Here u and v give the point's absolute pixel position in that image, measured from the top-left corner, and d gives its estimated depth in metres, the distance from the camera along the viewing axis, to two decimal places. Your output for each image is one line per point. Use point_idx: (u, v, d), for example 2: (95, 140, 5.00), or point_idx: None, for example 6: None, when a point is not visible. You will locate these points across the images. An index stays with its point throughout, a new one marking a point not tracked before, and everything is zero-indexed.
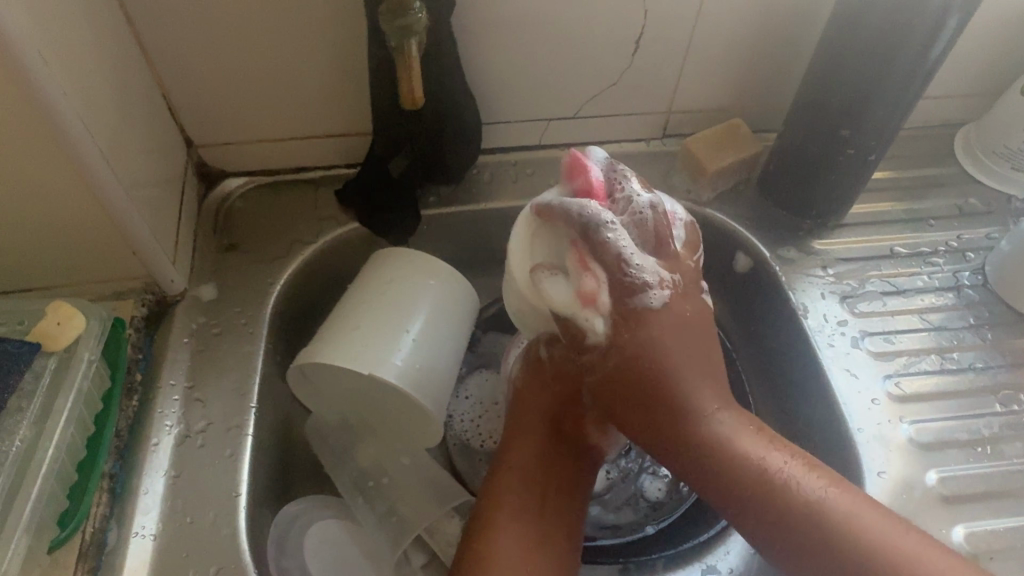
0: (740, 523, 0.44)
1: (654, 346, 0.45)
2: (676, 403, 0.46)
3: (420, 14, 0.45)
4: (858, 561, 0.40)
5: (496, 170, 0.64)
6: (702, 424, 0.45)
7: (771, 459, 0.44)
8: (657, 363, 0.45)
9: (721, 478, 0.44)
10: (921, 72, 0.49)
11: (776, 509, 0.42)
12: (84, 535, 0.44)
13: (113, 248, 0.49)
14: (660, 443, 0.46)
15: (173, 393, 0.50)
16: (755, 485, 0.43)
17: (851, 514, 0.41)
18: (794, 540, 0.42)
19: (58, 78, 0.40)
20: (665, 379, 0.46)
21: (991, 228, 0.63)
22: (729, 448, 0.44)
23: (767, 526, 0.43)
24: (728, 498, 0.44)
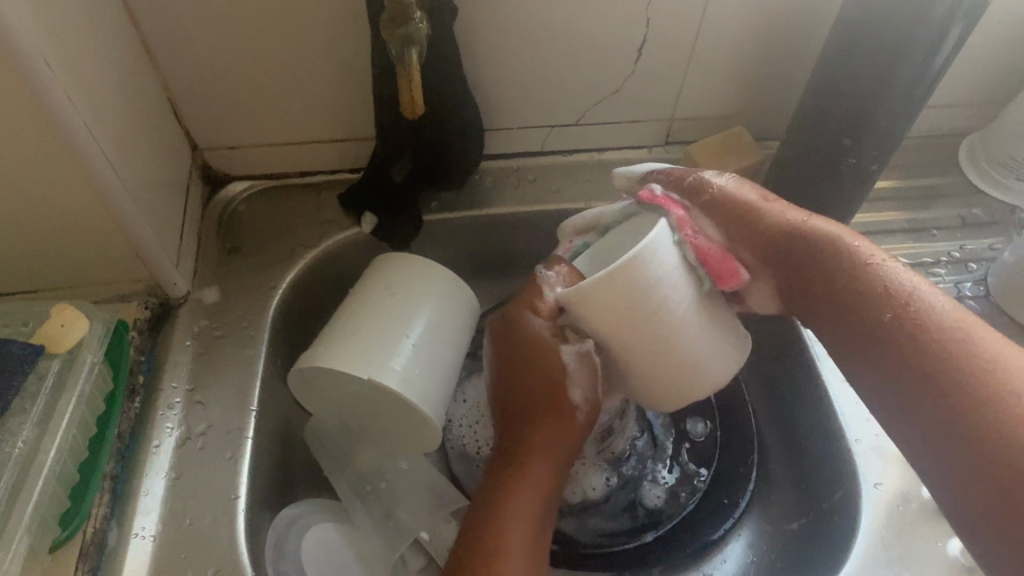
0: (847, 336, 0.44)
1: (765, 215, 0.48)
2: (793, 244, 0.47)
3: (421, 24, 0.46)
4: (948, 352, 0.39)
5: (498, 176, 0.64)
6: (778, 215, 0.48)
7: (888, 263, 0.44)
8: (795, 232, 0.47)
9: (857, 302, 0.44)
10: (921, 81, 0.49)
11: (875, 321, 0.42)
12: (85, 535, 0.44)
13: (117, 251, 0.49)
14: (807, 271, 0.46)
15: (174, 395, 0.51)
16: (868, 297, 0.43)
17: (956, 321, 0.40)
18: (885, 326, 0.42)
19: (64, 84, 0.40)
20: (779, 223, 0.48)
21: (995, 239, 0.62)
22: (841, 246, 0.45)
23: (862, 351, 0.43)
24: (832, 314, 0.45)
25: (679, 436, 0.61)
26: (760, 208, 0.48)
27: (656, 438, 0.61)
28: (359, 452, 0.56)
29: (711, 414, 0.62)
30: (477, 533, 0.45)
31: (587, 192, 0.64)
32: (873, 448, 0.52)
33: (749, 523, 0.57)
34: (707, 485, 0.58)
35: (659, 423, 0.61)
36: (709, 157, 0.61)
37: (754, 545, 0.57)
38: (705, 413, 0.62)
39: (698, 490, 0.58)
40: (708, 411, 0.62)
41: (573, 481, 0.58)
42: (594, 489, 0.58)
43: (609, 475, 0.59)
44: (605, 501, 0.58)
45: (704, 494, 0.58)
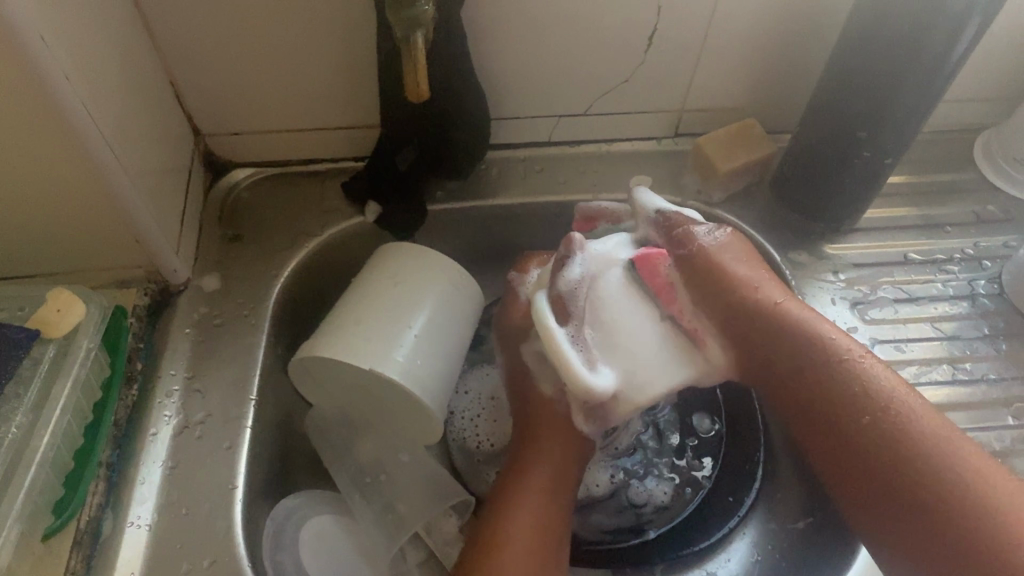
0: (829, 457, 0.46)
1: (837, 380, 0.46)
2: (824, 368, 0.47)
3: (427, 7, 0.45)
4: (932, 474, 0.42)
5: (504, 166, 0.63)
6: (808, 328, 0.48)
7: (877, 370, 0.46)
8: (809, 347, 0.47)
9: (845, 426, 0.45)
10: (940, 74, 0.48)
11: (888, 438, 0.44)
12: (79, 523, 0.43)
13: (116, 237, 0.49)
14: (806, 390, 0.48)
15: (173, 382, 0.50)
16: (850, 394, 0.46)
17: (988, 476, 0.41)
18: (876, 472, 0.43)
19: (63, 65, 0.40)
20: (795, 326, 0.48)
21: (1010, 236, 0.61)
22: (851, 361, 0.46)
23: (857, 475, 0.45)
24: (821, 440, 0.47)
25: (686, 431, 0.60)
26: (787, 315, 0.49)
27: (662, 432, 0.60)
28: (358, 444, 0.55)
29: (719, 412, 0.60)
30: (479, 553, 0.46)
31: (594, 184, 0.63)
32: None
33: (755, 521, 0.56)
34: (712, 482, 0.58)
35: (665, 417, 0.60)
36: (719, 149, 0.60)
37: (759, 543, 0.55)
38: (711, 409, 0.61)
39: (703, 486, 0.57)
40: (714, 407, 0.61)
41: None
42: (597, 485, 0.57)
43: (613, 471, 0.58)
44: (609, 497, 0.57)
45: (709, 490, 0.57)
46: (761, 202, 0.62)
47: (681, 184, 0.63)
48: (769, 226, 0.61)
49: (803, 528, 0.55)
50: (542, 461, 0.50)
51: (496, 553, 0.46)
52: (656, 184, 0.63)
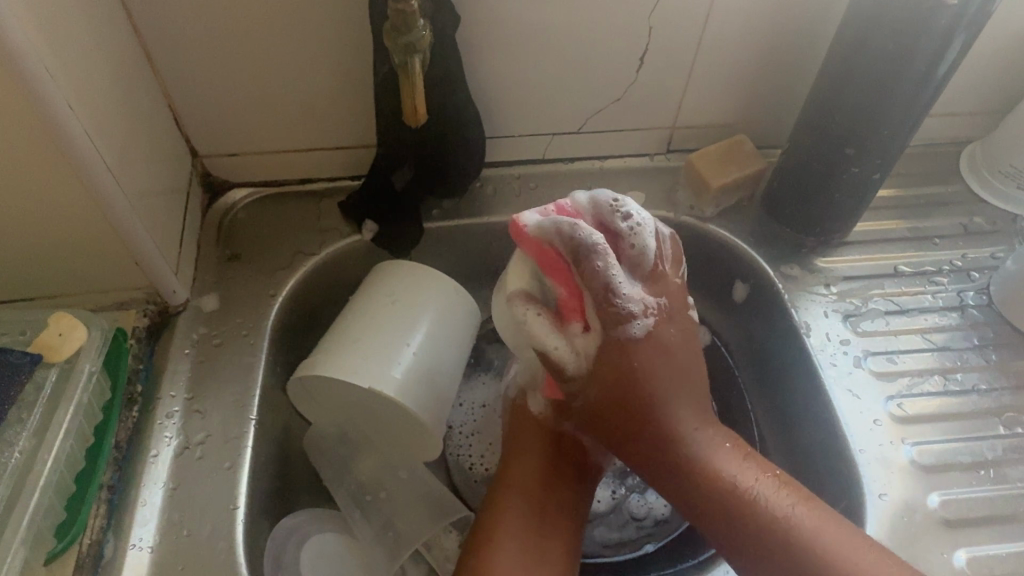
0: (713, 538, 0.47)
1: (680, 458, 0.48)
2: (678, 439, 0.48)
3: (424, 32, 0.46)
4: (812, 545, 0.44)
5: (499, 184, 0.64)
6: (688, 450, 0.48)
7: (735, 474, 0.47)
8: (663, 439, 0.48)
9: (725, 499, 0.46)
10: (925, 91, 0.49)
11: (802, 546, 0.44)
12: (81, 547, 0.43)
13: (116, 260, 0.49)
14: (692, 490, 0.47)
15: (173, 404, 0.50)
16: (720, 504, 0.46)
17: (782, 524, 0.45)
18: (747, 535, 0.45)
19: (65, 92, 0.40)
20: (663, 371, 0.48)
21: (997, 247, 0.62)
22: (697, 464, 0.47)
23: (720, 528, 0.46)
24: (694, 510, 0.47)
25: None
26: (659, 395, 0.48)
27: None
28: (359, 462, 0.56)
29: (713, 421, 0.62)
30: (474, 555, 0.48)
31: None
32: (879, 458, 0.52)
33: None
34: None
35: None
36: (711, 165, 0.61)
37: None
38: None
39: None
40: None
41: None
42: (599, 501, 0.58)
43: (614, 488, 0.59)
44: (611, 512, 0.58)
45: None
46: (752, 217, 0.63)
47: (674, 199, 0.64)
48: (761, 239, 0.62)
49: None
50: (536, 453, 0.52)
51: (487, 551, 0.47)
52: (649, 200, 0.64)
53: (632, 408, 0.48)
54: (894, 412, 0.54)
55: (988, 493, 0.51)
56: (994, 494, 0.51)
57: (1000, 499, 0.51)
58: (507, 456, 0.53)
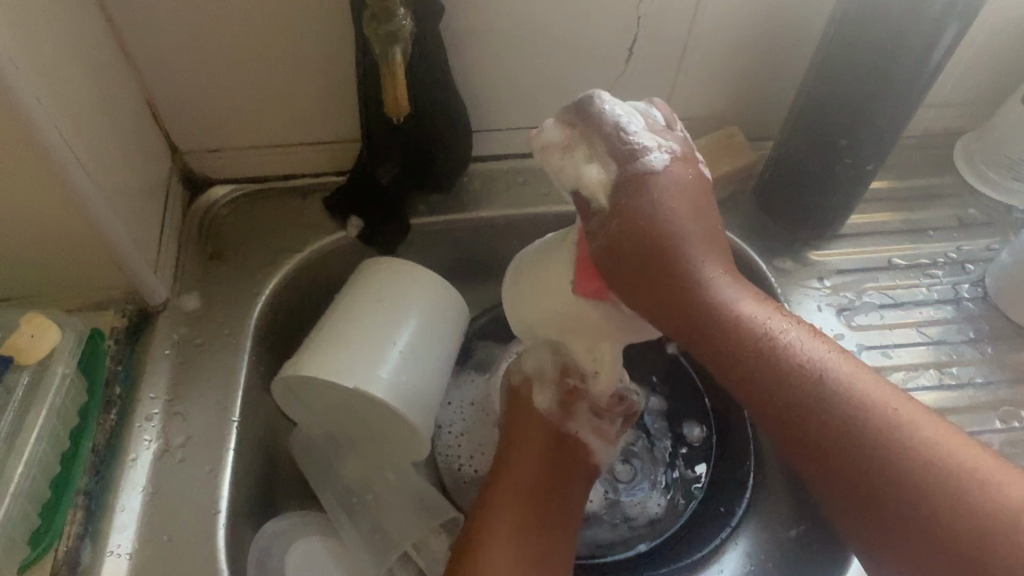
0: (804, 452, 0.39)
1: (749, 360, 0.41)
2: (718, 339, 0.42)
3: (405, 22, 0.44)
4: (905, 471, 0.36)
5: (487, 178, 0.63)
6: (722, 309, 0.42)
7: (769, 322, 0.42)
8: (707, 324, 0.42)
9: (821, 434, 0.38)
10: (920, 80, 0.48)
11: (848, 409, 0.38)
12: (56, 554, 0.42)
13: (92, 259, 0.48)
14: (766, 396, 0.40)
15: (152, 406, 0.49)
16: (804, 402, 0.39)
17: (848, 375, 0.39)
18: (846, 460, 0.37)
19: (34, 87, 0.39)
20: (682, 262, 0.43)
21: (991, 239, 0.62)
22: (764, 343, 0.41)
23: (775, 413, 0.40)
24: (790, 439, 0.40)
25: (676, 439, 0.60)
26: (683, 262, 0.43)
27: (653, 440, 0.60)
28: (345, 463, 0.54)
29: (708, 417, 0.61)
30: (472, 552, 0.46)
31: None
32: None
33: (747, 531, 0.55)
34: (704, 493, 0.57)
35: (654, 426, 0.60)
36: (702, 157, 0.60)
37: (752, 553, 0.55)
38: (699, 416, 0.61)
39: (695, 495, 0.57)
40: (703, 414, 0.61)
41: None
42: (591, 501, 0.57)
43: (607, 487, 0.58)
44: (603, 512, 0.57)
45: (701, 500, 0.57)
46: (744, 210, 0.62)
47: None
48: (754, 233, 0.61)
49: (795, 537, 0.55)
50: (533, 453, 0.52)
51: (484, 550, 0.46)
52: None
53: (649, 269, 0.44)
54: None
55: None
56: None
57: None
58: (504, 452, 0.53)
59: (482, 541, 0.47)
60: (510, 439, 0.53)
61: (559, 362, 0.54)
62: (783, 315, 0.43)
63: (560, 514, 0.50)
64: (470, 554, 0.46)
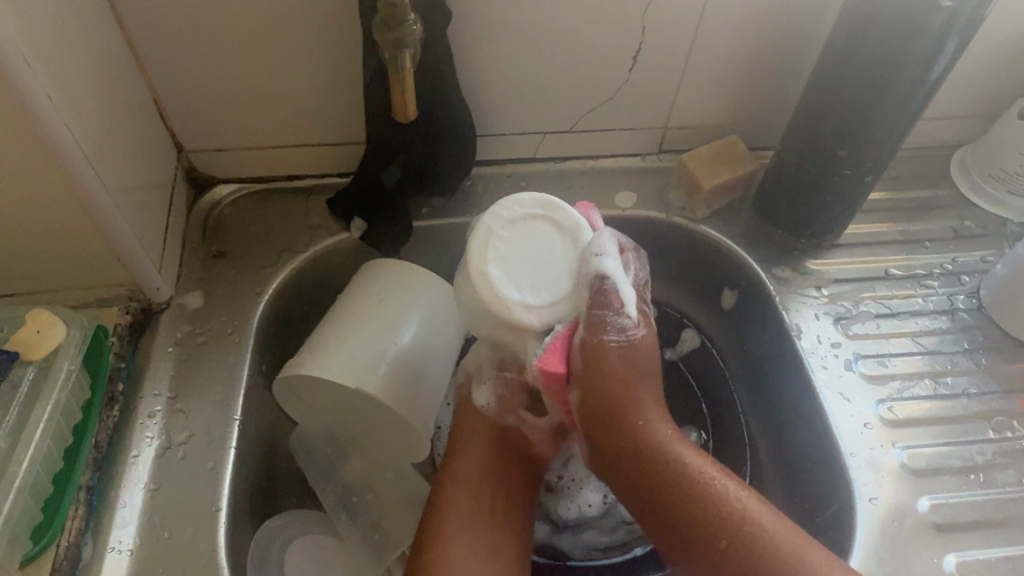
0: (694, 556, 0.45)
1: (676, 474, 0.47)
2: (646, 469, 0.48)
3: (414, 27, 0.45)
4: (786, 572, 0.42)
5: (490, 182, 0.63)
6: (652, 441, 0.48)
7: (686, 455, 0.47)
8: (637, 449, 0.48)
9: (727, 551, 0.44)
10: (919, 93, 0.49)
11: (744, 535, 0.44)
12: (58, 549, 0.42)
13: (98, 256, 0.48)
14: (672, 512, 0.46)
15: (155, 404, 0.49)
16: (714, 515, 0.45)
17: (742, 498, 0.45)
18: (747, 563, 0.43)
19: (44, 84, 0.39)
20: (628, 423, 0.48)
21: (987, 251, 0.62)
22: (673, 466, 0.47)
23: (669, 516, 0.46)
24: (678, 552, 0.46)
25: None
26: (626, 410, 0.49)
27: None
28: (345, 462, 0.55)
29: (704, 426, 0.62)
30: (428, 551, 0.46)
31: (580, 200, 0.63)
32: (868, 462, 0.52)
33: None
34: None
35: None
36: (703, 165, 0.61)
37: None
38: (696, 422, 0.63)
39: None
40: (701, 421, 0.63)
41: (568, 496, 0.58)
42: (589, 505, 0.57)
43: (605, 492, 0.58)
44: (602, 517, 0.57)
45: None
46: (744, 218, 0.63)
47: (666, 200, 0.63)
48: (754, 241, 0.62)
49: None
50: (478, 447, 0.52)
51: (439, 547, 0.46)
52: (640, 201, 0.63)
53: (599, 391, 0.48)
54: (884, 416, 0.54)
55: (977, 497, 0.51)
56: (983, 498, 0.51)
57: (989, 505, 0.51)
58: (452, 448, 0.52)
59: (434, 541, 0.47)
60: (456, 434, 0.53)
61: (496, 356, 0.53)
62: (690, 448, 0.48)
63: (512, 510, 0.50)
64: (424, 554, 0.46)
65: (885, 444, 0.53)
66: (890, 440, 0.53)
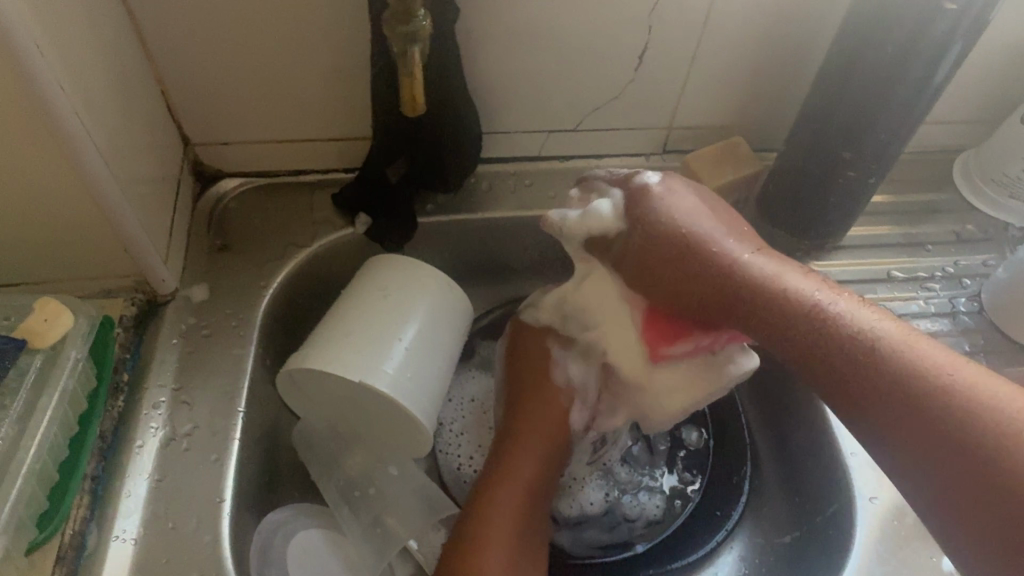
0: (842, 383, 0.44)
1: (788, 291, 0.46)
2: (762, 302, 0.47)
3: (425, 22, 0.45)
4: (922, 395, 0.41)
5: (495, 180, 0.64)
6: (722, 265, 0.48)
7: (817, 293, 0.46)
8: (727, 281, 0.48)
9: (874, 376, 0.42)
10: (924, 95, 0.49)
11: (859, 352, 0.43)
12: (62, 538, 0.43)
13: (105, 247, 0.48)
14: (810, 342, 0.45)
15: (159, 394, 0.49)
16: (829, 339, 0.44)
17: (845, 318, 0.44)
18: (875, 386, 0.42)
19: (57, 74, 0.39)
20: (723, 258, 0.48)
21: (988, 255, 0.63)
22: (819, 311, 0.45)
23: (803, 348, 0.45)
24: (819, 363, 0.45)
25: (675, 441, 0.61)
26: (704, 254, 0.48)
27: (652, 442, 0.61)
28: (347, 456, 0.55)
29: (705, 424, 0.61)
30: (463, 547, 0.47)
31: None
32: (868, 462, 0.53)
33: (743, 535, 0.57)
34: (699, 497, 0.58)
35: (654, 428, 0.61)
36: (708, 165, 0.61)
37: (746, 557, 0.56)
38: (697, 420, 0.61)
39: (691, 498, 0.58)
40: (701, 418, 0.61)
41: (569, 493, 0.58)
42: (591, 503, 0.58)
43: (607, 489, 0.58)
44: (603, 514, 0.58)
45: (697, 502, 0.58)
46: (747, 219, 0.63)
47: None
48: (758, 242, 0.62)
49: (788, 542, 0.56)
50: (531, 450, 0.52)
51: (472, 550, 0.47)
52: None
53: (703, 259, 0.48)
54: None
55: None
56: None
57: None
58: (509, 444, 0.52)
59: (474, 540, 0.47)
60: (511, 430, 0.53)
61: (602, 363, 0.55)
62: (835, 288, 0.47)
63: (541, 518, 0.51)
64: (463, 553, 0.47)
65: None
66: None
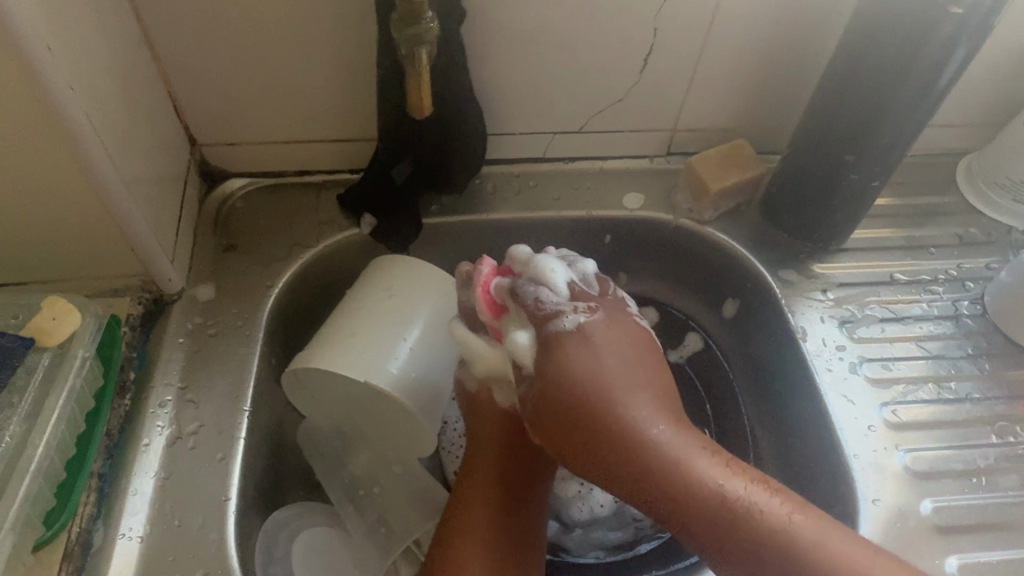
0: (691, 534, 0.43)
1: (626, 442, 0.44)
2: (631, 454, 0.44)
3: (431, 25, 0.45)
4: (789, 555, 0.41)
5: (499, 181, 0.64)
6: (623, 416, 0.44)
7: (662, 432, 0.44)
8: (626, 439, 0.44)
9: (710, 511, 0.42)
10: (927, 99, 0.49)
11: (718, 506, 0.42)
12: (70, 534, 0.43)
13: (112, 246, 0.48)
14: (653, 482, 0.43)
15: (166, 393, 0.50)
16: (679, 491, 0.43)
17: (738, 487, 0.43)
18: (757, 555, 0.41)
19: (66, 73, 0.40)
20: (620, 422, 0.44)
21: (991, 258, 0.63)
22: (693, 497, 0.42)
23: (648, 504, 0.44)
24: (682, 525, 0.43)
25: None
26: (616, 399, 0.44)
27: None
28: (351, 456, 0.55)
29: (707, 426, 0.63)
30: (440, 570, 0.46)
31: (588, 201, 0.64)
32: (873, 464, 0.52)
33: None
34: None
35: None
36: (711, 168, 0.61)
37: None
38: (699, 425, 0.63)
39: None
40: (702, 422, 0.63)
41: (580, 497, 0.58)
42: (601, 505, 0.58)
43: None
44: (612, 515, 0.58)
45: None
46: (751, 221, 0.63)
47: (673, 202, 0.64)
48: (760, 244, 0.62)
49: None
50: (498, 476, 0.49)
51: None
52: (648, 203, 0.64)
53: (576, 404, 0.45)
54: (888, 419, 0.54)
55: (979, 500, 0.52)
56: (985, 501, 0.52)
57: (991, 508, 0.51)
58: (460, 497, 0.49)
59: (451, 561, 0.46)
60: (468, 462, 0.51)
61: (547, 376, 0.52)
62: (666, 418, 0.45)
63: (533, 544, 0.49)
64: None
65: (888, 446, 0.53)
66: (893, 443, 0.53)
